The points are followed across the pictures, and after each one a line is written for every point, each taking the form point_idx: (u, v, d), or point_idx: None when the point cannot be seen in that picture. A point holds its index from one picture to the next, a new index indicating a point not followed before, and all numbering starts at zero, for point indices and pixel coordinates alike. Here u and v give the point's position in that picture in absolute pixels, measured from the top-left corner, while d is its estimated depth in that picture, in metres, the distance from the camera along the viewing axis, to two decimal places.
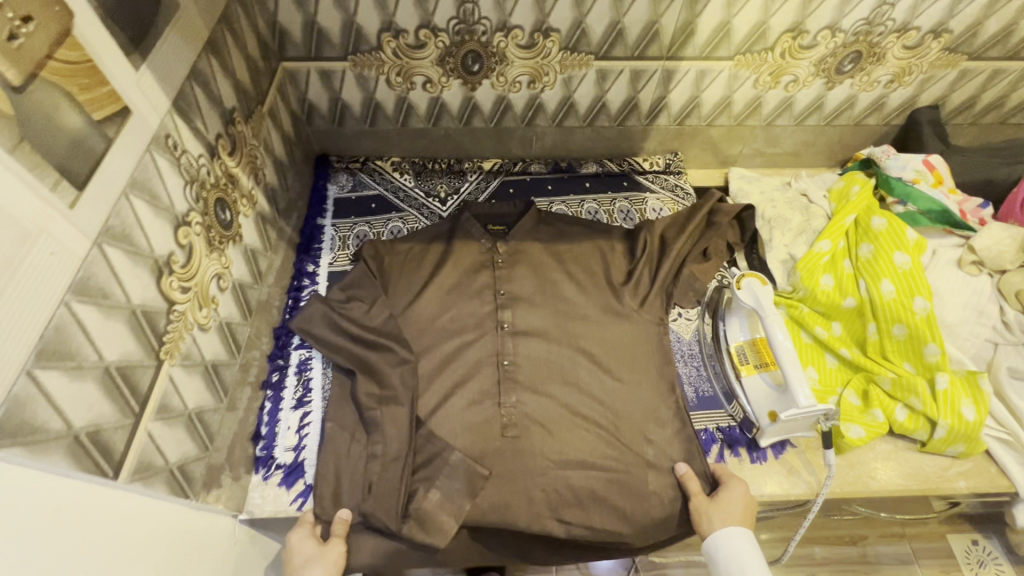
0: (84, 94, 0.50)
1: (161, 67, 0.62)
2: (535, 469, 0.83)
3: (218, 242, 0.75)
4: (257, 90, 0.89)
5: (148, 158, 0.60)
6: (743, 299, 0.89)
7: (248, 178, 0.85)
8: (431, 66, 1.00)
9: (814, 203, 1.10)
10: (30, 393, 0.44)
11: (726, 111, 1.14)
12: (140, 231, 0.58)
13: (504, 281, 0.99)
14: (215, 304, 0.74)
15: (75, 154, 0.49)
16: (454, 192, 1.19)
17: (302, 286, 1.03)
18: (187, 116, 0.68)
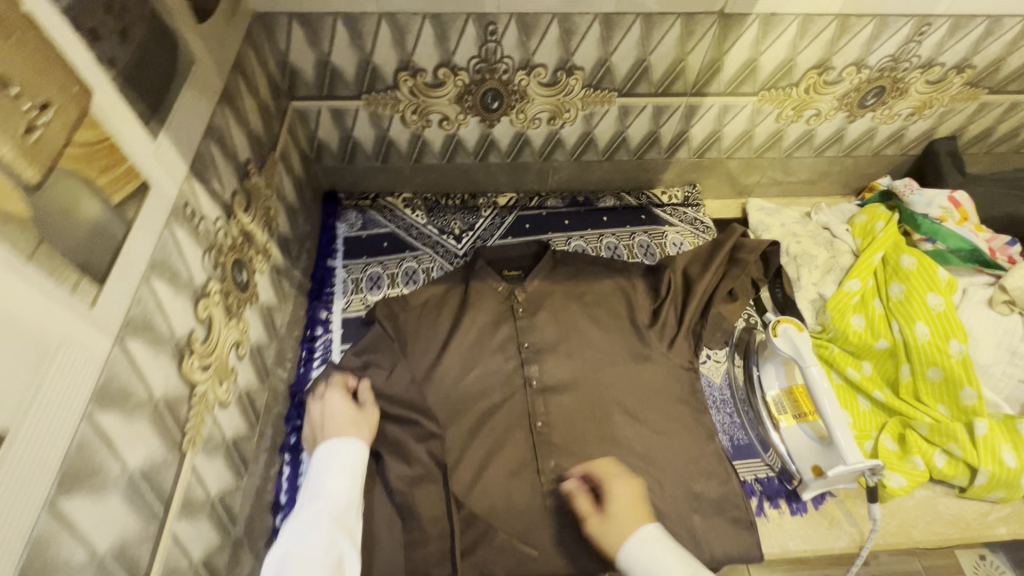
0: (103, 177, 0.45)
1: (179, 131, 0.57)
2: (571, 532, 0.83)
3: (236, 307, 0.70)
4: (269, 135, 0.83)
5: (167, 233, 0.55)
6: (781, 347, 0.87)
7: (263, 231, 0.80)
8: (449, 104, 0.96)
9: (838, 237, 1.09)
10: (53, 527, 0.39)
11: (747, 144, 1.11)
12: (161, 315, 0.53)
13: (525, 332, 1.00)
14: (235, 375, 0.69)
15: (95, 247, 0.44)
16: (469, 229, 1.16)
17: (315, 335, 0.98)
18: (203, 179, 0.62)
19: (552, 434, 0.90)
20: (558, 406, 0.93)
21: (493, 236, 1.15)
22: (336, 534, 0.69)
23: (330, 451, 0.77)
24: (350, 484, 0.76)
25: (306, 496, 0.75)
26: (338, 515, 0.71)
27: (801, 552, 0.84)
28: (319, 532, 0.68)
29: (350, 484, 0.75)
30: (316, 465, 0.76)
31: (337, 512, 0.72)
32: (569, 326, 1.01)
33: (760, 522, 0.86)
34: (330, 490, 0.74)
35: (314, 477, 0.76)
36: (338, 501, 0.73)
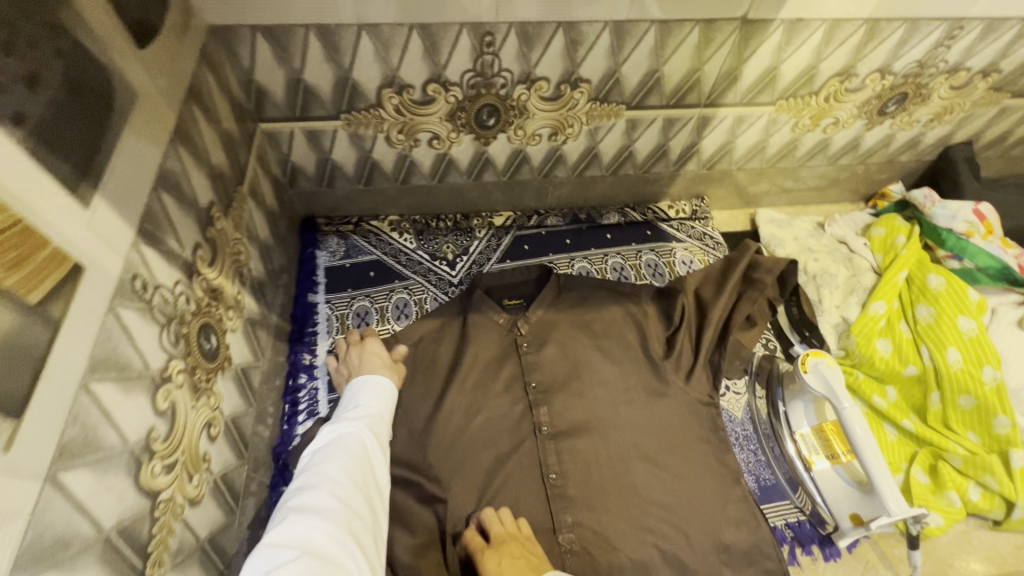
0: (14, 275, 0.34)
1: (120, 189, 0.46)
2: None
3: (205, 381, 0.60)
4: (234, 168, 0.72)
5: (111, 319, 0.44)
6: (812, 384, 0.80)
7: (233, 282, 0.69)
8: (439, 122, 0.85)
9: (856, 253, 1.03)
10: None
11: (759, 154, 1.04)
12: (107, 424, 0.43)
13: (530, 370, 0.90)
14: (208, 462, 0.59)
15: (8, 368, 0.34)
16: (463, 253, 1.06)
17: (299, 385, 0.88)
18: (157, 240, 0.52)
19: (568, 488, 0.82)
20: (572, 454, 0.85)
21: (490, 260, 1.05)
22: (367, 438, 0.68)
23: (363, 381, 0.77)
24: (381, 400, 0.75)
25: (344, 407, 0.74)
26: (370, 423, 0.71)
27: None
28: (352, 434, 0.67)
29: (383, 402, 0.75)
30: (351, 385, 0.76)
31: (371, 420, 0.71)
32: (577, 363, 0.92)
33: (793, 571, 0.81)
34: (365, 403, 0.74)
35: (350, 394, 0.76)
36: (371, 412, 0.73)
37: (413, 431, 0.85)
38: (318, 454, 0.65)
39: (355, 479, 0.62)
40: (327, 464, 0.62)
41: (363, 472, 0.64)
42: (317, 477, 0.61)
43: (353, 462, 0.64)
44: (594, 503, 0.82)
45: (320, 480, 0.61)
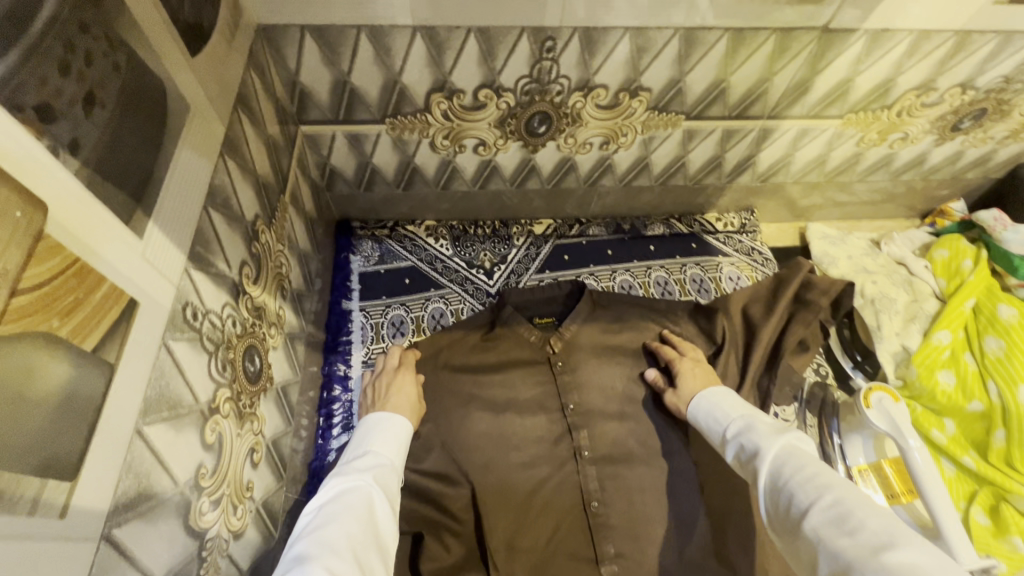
0: (68, 323, 0.31)
1: (172, 213, 0.42)
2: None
3: (248, 406, 0.57)
4: (278, 176, 0.69)
5: (164, 355, 0.41)
6: (876, 420, 0.76)
7: (276, 297, 0.66)
8: (488, 128, 0.81)
9: (917, 275, 0.98)
10: None
11: (818, 168, 0.99)
12: (160, 469, 0.40)
13: (570, 391, 0.88)
14: (251, 490, 0.57)
15: (63, 428, 0.31)
16: (501, 261, 1.02)
17: (334, 396, 0.86)
18: (207, 263, 0.48)
19: (610, 517, 0.80)
20: (614, 479, 0.82)
21: (529, 270, 1.02)
22: (374, 492, 0.62)
23: (380, 420, 0.74)
24: (391, 449, 0.70)
25: (352, 457, 0.69)
26: (376, 474, 0.65)
27: None
28: (356, 489, 0.61)
29: (394, 453, 0.70)
30: (364, 429, 0.73)
31: (379, 473, 0.65)
32: (618, 385, 0.89)
33: None
34: (375, 452, 0.69)
35: (360, 442, 0.72)
36: (382, 463, 0.67)
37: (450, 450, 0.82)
38: (320, 515, 0.57)
39: (355, 545, 0.54)
40: (326, 528, 0.55)
41: (367, 533, 0.57)
42: (314, 545, 0.53)
43: (355, 524, 0.57)
44: (636, 531, 0.79)
45: (321, 544, 0.53)
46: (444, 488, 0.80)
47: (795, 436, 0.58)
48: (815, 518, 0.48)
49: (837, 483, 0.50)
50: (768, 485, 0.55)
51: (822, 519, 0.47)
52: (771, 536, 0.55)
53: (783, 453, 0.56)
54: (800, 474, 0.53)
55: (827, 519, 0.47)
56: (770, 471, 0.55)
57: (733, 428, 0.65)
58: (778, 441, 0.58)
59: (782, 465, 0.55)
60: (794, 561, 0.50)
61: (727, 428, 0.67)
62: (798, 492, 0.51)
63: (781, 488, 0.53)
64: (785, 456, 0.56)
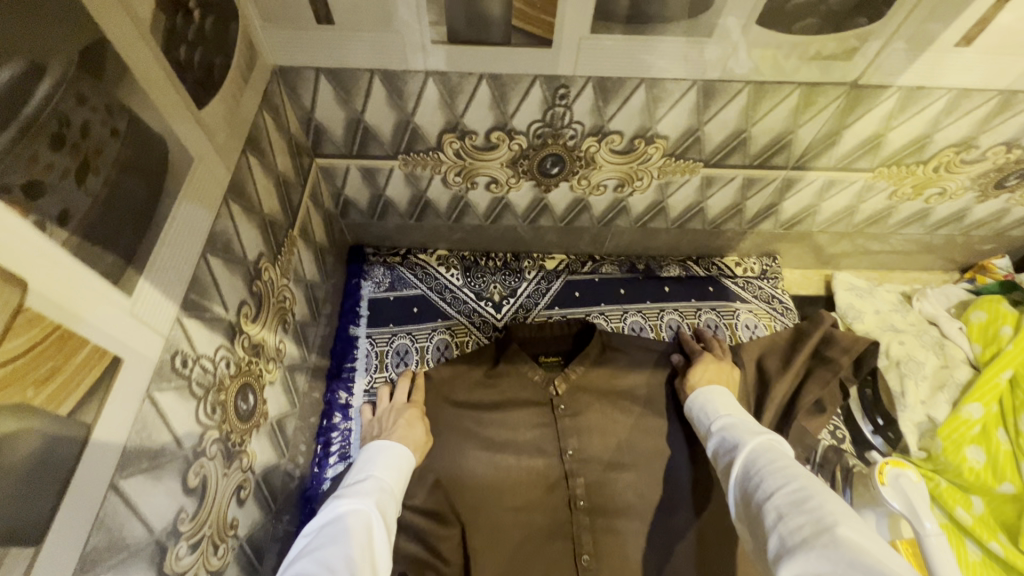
0: (43, 392, 0.32)
1: (167, 265, 0.44)
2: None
3: (238, 444, 0.58)
4: (287, 211, 0.70)
5: (148, 408, 0.42)
6: (890, 498, 0.71)
7: (276, 332, 0.67)
8: (500, 167, 0.81)
9: (949, 338, 0.92)
10: None
11: (846, 219, 0.94)
12: (135, 520, 0.41)
13: (569, 435, 0.86)
14: (235, 527, 0.57)
15: (29, 495, 0.32)
16: (510, 295, 1.01)
17: (333, 424, 0.87)
18: (201, 308, 0.49)
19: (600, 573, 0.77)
20: (608, 533, 0.80)
21: (538, 306, 1.00)
22: (373, 517, 0.61)
23: (382, 448, 0.74)
24: (392, 474, 0.70)
25: (355, 478, 0.69)
26: (378, 499, 0.64)
27: None
28: (359, 512, 0.61)
29: (395, 478, 0.69)
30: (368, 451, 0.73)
31: (380, 499, 0.65)
32: (620, 434, 0.87)
33: None
34: (377, 474, 0.69)
35: (363, 464, 0.72)
36: (383, 483, 0.68)
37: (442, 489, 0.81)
38: (321, 536, 0.57)
39: (355, 569, 0.53)
40: (327, 550, 0.54)
41: (365, 556, 0.56)
42: (315, 566, 0.52)
43: (356, 548, 0.56)
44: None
45: (318, 566, 0.53)
46: (434, 528, 0.79)
47: (776, 436, 0.60)
48: (779, 499, 0.50)
49: (804, 472, 0.52)
50: (740, 475, 0.58)
51: (782, 499, 0.50)
52: (738, 528, 0.57)
53: (760, 448, 0.59)
54: (771, 464, 0.55)
55: (787, 499, 0.49)
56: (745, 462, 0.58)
57: (719, 425, 0.68)
58: (758, 439, 0.60)
59: (757, 456, 0.57)
60: (754, 544, 0.52)
61: (714, 428, 0.69)
62: (766, 478, 0.53)
63: (752, 477, 0.55)
64: (761, 450, 0.58)
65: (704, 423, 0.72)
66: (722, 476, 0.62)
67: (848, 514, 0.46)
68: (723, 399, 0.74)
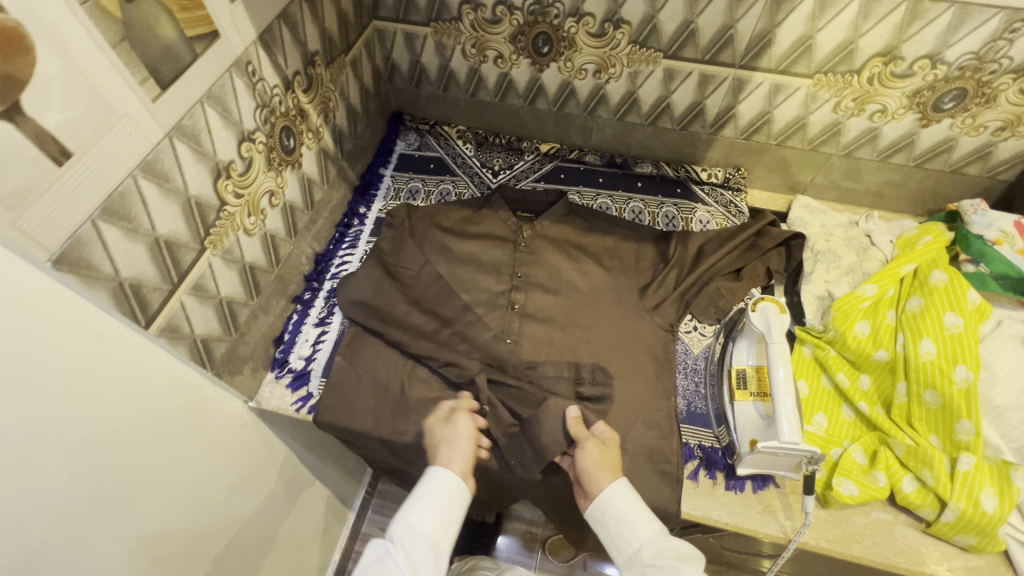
0: (183, 14, 0.61)
1: (254, 3, 0.73)
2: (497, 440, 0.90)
3: (277, 163, 0.86)
4: (344, 41, 0.99)
5: (227, 77, 0.71)
6: (755, 322, 0.85)
7: (318, 115, 0.95)
8: (504, 42, 1.05)
9: (875, 246, 1.02)
10: (92, 239, 0.57)
11: (800, 132, 1.07)
12: (208, 134, 0.70)
13: (523, 264, 1.08)
14: (264, 216, 0.86)
15: (165, 60, 0.61)
16: (508, 167, 1.24)
17: (351, 224, 1.14)
18: (270, 50, 0.78)
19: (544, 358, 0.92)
20: (532, 331, 1.00)
21: (527, 178, 1.22)
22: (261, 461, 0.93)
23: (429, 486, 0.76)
24: (440, 521, 0.74)
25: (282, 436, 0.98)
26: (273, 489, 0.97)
27: (721, 522, 0.83)
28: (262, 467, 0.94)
29: (435, 521, 0.74)
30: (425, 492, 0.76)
31: (411, 542, 0.72)
32: (564, 271, 1.07)
33: (689, 485, 0.86)
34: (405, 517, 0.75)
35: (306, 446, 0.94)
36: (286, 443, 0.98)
37: (409, 277, 1.01)
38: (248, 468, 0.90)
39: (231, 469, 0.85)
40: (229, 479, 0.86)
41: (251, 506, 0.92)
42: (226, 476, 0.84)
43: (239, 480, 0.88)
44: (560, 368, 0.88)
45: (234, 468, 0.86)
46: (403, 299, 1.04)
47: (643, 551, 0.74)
48: (647, 553, 0.73)
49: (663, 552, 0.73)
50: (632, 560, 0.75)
51: (647, 554, 0.73)
52: (629, 551, 0.75)
53: (649, 550, 0.74)
54: (652, 555, 0.73)
55: (650, 553, 0.73)
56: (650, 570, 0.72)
57: (636, 547, 0.74)
58: (648, 545, 0.74)
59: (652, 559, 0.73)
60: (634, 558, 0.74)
61: (637, 550, 0.74)
62: (682, 568, 0.70)
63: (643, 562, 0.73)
64: (643, 554, 0.74)
65: (620, 527, 0.76)
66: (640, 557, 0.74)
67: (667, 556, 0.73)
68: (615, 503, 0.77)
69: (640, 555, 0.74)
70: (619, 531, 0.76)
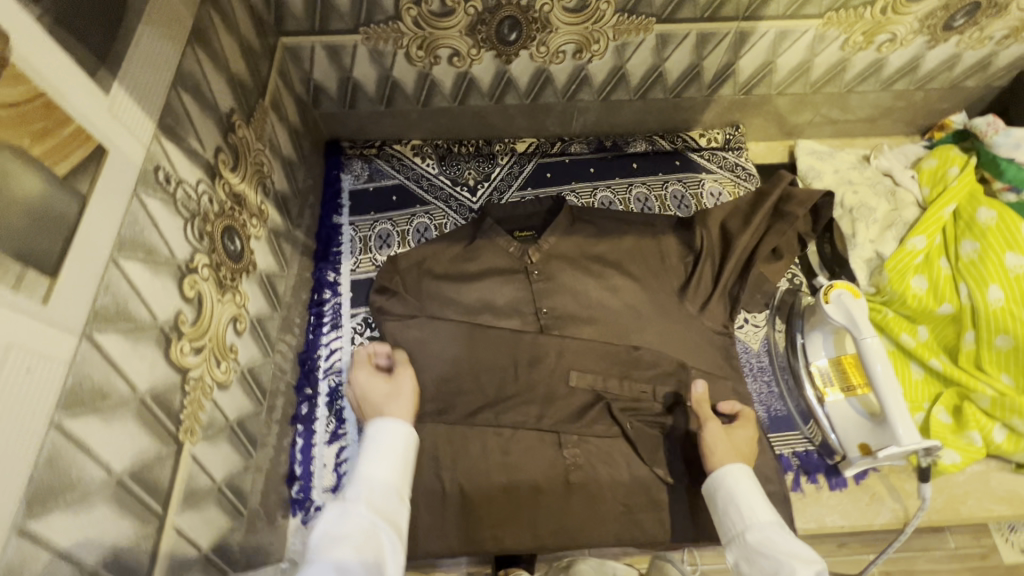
0: (40, 145, 0.37)
1: (139, 81, 0.48)
2: (585, 516, 0.79)
3: (229, 279, 0.63)
4: (256, 80, 0.73)
5: (137, 204, 0.47)
6: (833, 314, 0.78)
7: (256, 191, 0.71)
8: (460, 37, 0.83)
9: (901, 185, 0.97)
10: (30, 552, 0.35)
11: (803, 77, 0.97)
12: (137, 299, 0.47)
13: (545, 296, 0.91)
14: (235, 353, 0.64)
15: (42, 231, 0.37)
16: (484, 178, 1.04)
17: (323, 300, 0.92)
18: (178, 137, 0.54)
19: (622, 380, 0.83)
20: None
21: (511, 187, 1.03)
22: None
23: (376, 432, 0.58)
24: (398, 464, 0.57)
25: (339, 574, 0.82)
26: None
27: (838, 528, 0.79)
28: None
29: (401, 475, 0.56)
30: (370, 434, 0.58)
31: (376, 501, 0.53)
32: (592, 294, 0.91)
33: (795, 497, 0.81)
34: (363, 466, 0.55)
35: None
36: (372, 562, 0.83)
37: (424, 356, 0.83)
38: None
39: None
40: None
41: None
42: None
43: None
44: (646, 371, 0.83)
45: None
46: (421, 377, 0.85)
47: (751, 534, 0.62)
48: (753, 536, 0.62)
49: (775, 543, 0.60)
50: (737, 544, 0.63)
51: (754, 538, 0.61)
52: (734, 531, 0.64)
53: (758, 537, 0.61)
54: (760, 542, 0.61)
55: (759, 538, 0.61)
56: (755, 557, 0.60)
57: (744, 529, 0.63)
58: (759, 531, 0.62)
59: (760, 544, 0.61)
60: (738, 538, 0.63)
61: (745, 532, 0.63)
62: (785, 564, 0.57)
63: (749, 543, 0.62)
64: (751, 535, 0.62)
65: (732, 506, 0.66)
66: (748, 536, 0.62)
67: (779, 547, 0.59)
68: (733, 482, 0.67)
69: (747, 539, 0.62)
70: (731, 511, 0.65)
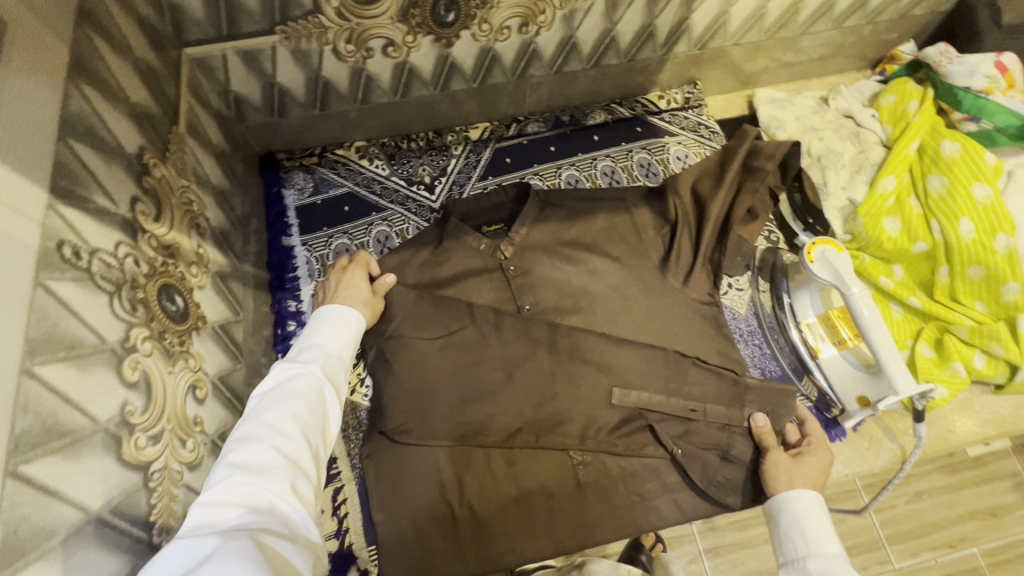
0: None
1: (15, 142, 0.39)
2: (602, 512, 0.78)
3: (177, 345, 0.55)
4: (164, 105, 0.63)
5: (43, 295, 0.39)
6: (819, 273, 0.77)
7: (190, 235, 0.62)
8: (392, 24, 0.74)
9: (864, 126, 0.96)
10: None
11: (757, 25, 0.93)
12: (68, 407, 0.39)
13: (524, 293, 0.84)
14: (200, 425, 0.56)
15: None
16: (441, 173, 0.96)
17: (289, 333, 0.83)
18: (80, 197, 0.45)
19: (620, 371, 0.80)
20: None
21: (471, 179, 0.96)
22: None
23: (330, 314, 0.61)
24: (346, 342, 0.60)
25: None
26: None
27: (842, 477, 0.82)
28: None
29: (351, 349, 0.60)
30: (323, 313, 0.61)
31: (329, 363, 0.56)
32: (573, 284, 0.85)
33: None
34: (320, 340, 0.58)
35: None
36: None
37: (410, 379, 0.78)
38: None
39: None
40: None
41: None
42: None
43: None
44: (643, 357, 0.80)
45: None
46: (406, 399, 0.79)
47: (811, 561, 0.66)
48: (812, 564, 0.66)
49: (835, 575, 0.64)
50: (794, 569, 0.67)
51: (813, 566, 0.66)
52: (791, 558, 0.68)
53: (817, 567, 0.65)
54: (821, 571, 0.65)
55: (817, 566, 0.65)
56: None
57: (804, 557, 0.67)
58: (818, 560, 0.66)
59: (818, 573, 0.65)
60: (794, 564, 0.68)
61: (804, 560, 0.67)
62: None
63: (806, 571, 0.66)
64: (811, 564, 0.66)
65: (792, 534, 0.69)
66: (805, 564, 0.66)
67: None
68: (792, 510, 0.70)
69: (805, 566, 0.66)
70: (790, 538, 0.69)
